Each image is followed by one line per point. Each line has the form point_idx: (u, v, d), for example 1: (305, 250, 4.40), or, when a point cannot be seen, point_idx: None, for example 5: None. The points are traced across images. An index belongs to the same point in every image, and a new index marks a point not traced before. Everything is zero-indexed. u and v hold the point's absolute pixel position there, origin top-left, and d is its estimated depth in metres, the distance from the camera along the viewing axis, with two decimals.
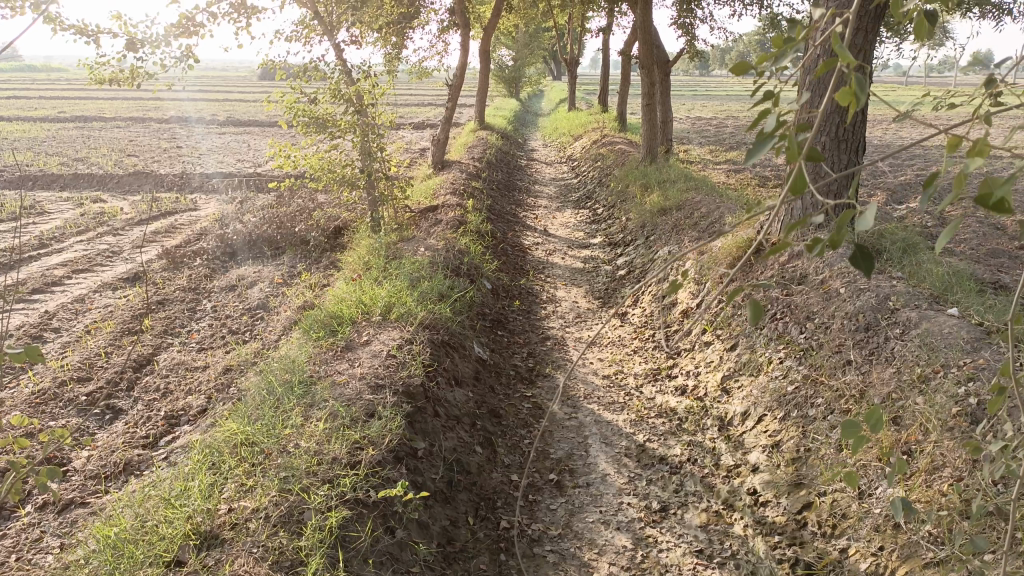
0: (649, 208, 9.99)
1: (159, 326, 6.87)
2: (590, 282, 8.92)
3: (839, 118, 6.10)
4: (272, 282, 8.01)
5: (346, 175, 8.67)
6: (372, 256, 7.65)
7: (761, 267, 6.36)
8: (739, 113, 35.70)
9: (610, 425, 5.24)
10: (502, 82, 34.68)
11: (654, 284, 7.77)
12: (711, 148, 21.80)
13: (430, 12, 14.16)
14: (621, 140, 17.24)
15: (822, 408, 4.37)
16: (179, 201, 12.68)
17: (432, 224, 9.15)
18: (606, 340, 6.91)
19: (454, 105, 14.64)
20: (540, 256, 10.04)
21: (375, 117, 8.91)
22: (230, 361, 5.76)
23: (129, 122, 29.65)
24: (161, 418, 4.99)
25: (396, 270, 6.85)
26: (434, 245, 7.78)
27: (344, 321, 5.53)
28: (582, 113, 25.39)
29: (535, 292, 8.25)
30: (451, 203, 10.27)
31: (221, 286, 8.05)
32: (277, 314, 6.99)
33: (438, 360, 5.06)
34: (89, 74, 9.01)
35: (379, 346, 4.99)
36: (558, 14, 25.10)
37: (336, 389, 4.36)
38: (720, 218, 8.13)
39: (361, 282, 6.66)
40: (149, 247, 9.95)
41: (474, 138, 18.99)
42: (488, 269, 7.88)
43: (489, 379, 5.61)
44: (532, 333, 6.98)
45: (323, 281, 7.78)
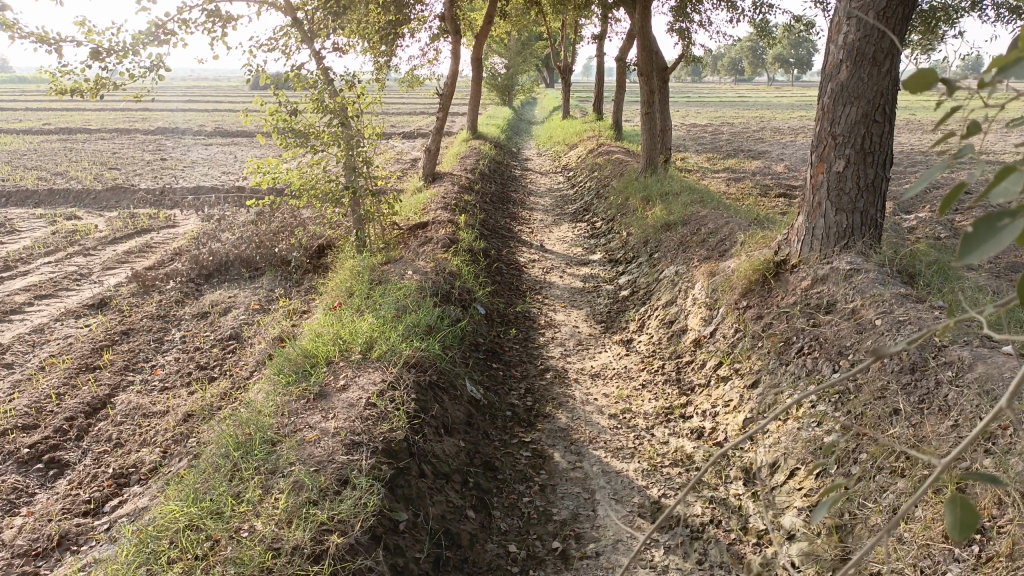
0: (651, 223, 9.45)
1: (120, 361, 6.26)
2: (591, 303, 8.36)
3: (864, 127, 5.57)
4: (249, 308, 7.42)
5: (329, 192, 8.09)
6: (357, 280, 7.08)
7: (782, 293, 5.79)
8: (735, 120, 35.28)
9: (620, 476, 4.64)
10: (494, 90, 34.18)
11: (661, 308, 7.20)
12: (709, 156, 21.32)
13: (420, 18, 13.58)
14: (619, 149, 16.73)
15: (866, 465, 3.81)
16: (157, 218, 12.08)
17: (422, 242, 8.59)
18: (611, 372, 6.32)
19: (446, 114, 14.05)
20: (537, 275, 9.50)
21: (360, 129, 8.35)
22: (192, 405, 5.15)
23: (115, 134, 28.99)
24: (108, 477, 4.39)
25: (381, 297, 6.26)
26: (423, 266, 7.20)
27: (318, 360, 4.92)
28: (577, 121, 24.91)
29: (532, 317, 7.67)
30: (442, 218, 9.70)
31: (193, 313, 7.45)
32: (251, 346, 6.38)
33: (425, 407, 4.47)
34: (52, 86, 8.40)
35: (357, 393, 4.39)
36: (550, 22, 24.63)
37: (305, 449, 3.78)
38: (731, 235, 7.57)
39: (342, 311, 6.08)
40: (120, 269, 9.33)
41: (466, 148, 18.45)
42: (481, 292, 7.32)
43: (483, 423, 5.00)
44: (530, 365, 6.39)
45: (303, 308, 7.18)
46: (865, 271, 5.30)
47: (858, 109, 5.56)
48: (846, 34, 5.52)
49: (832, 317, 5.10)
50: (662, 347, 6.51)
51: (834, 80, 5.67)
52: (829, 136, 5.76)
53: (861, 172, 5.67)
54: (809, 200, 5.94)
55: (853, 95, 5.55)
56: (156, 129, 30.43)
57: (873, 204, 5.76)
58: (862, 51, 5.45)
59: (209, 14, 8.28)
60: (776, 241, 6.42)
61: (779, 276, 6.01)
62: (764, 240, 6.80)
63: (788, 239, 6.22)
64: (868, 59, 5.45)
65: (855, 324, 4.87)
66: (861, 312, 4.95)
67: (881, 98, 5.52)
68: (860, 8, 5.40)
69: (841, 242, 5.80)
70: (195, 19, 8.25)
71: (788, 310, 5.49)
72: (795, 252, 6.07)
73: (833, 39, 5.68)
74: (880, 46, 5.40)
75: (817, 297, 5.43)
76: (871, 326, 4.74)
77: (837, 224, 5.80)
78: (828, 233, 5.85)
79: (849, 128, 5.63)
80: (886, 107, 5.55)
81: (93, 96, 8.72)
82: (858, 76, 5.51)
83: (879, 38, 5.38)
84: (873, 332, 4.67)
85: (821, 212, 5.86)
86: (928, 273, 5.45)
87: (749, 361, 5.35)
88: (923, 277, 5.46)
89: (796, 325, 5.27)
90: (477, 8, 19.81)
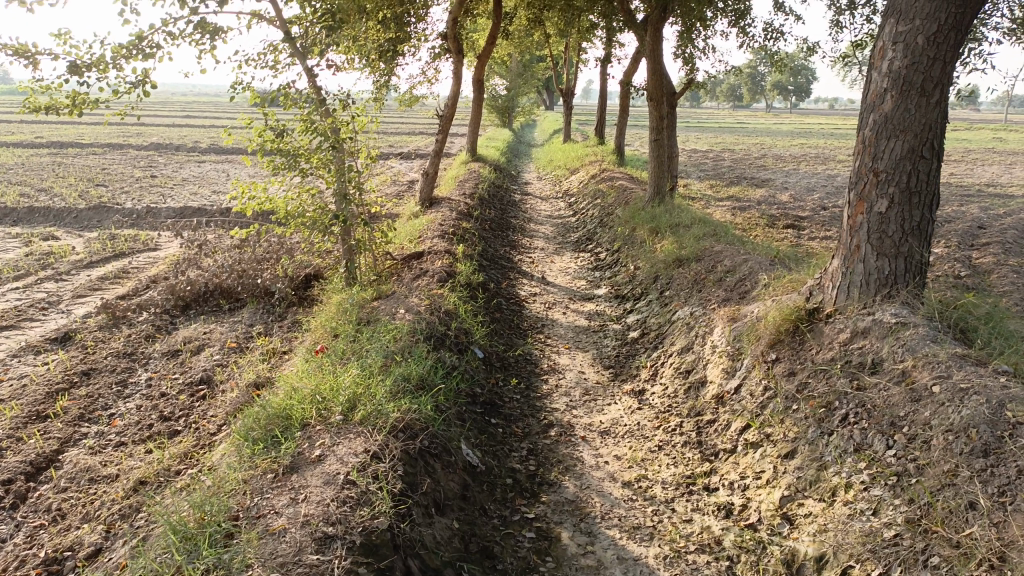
0: (661, 257, 8.88)
1: (76, 410, 5.60)
2: (597, 344, 7.74)
3: (910, 164, 5.00)
4: (225, 346, 6.79)
5: (319, 220, 7.47)
6: (344, 318, 6.45)
7: (817, 346, 5.18)
8: (735, 147, 35.08)
9: (638, 565, 4.00)
10: (494, 112, 33.88)
11: (676, 355, 6.58)
12: (711, 183, 20.85)
13: (419, 36, 13.04)
14: (623, 175, 16.22)
15: (940, 573, 3.19)
16: (138, 241, 11.46)
17: (416, 274, 7.99)
18: (623, 429, 5.68)
19: (445, 136, 13.45)
20: (539, 310, 8.91)
21: (353, 153, 7.79)
22: (146, 471, 4.50)
23: (108, 148, 28.42)
24: (38, 563, 3.73)
25: (368, 341, 5.62)
26: (415, 304, 6.57)
27: (291, 421, 4.26)
28: (578, 145, 24.47)
29: (534, 361, 7.04)
30: (438, 248, 9.09)
31: (163, 351, 6.82)
32: (222, 394, 5.74)
33: (414, 483, 3.83)
34: (23, 102, 7.80)
35: (335, 465, 3.74)
36: (553, 45, 24.30)
37: (267, 544, 3.14)
38: (751, 276, 6.98)
39: (324, 357, 5.45)
40: (90, 297, 8.69)
41: (466, 171, 17.91)
42: (480, 334, 6.69)
43: (480, 495, 4.36)
44: (532, 420, 5.74)
45: (283, 348, 6.55)
46: (914, 325, 4.70)
47: (903, 143, 4.98)
48: (892, 60, 4.97)
49: (879, 380, 4.49)
50: (678, 401, 5.88)
51: (877, 111, 5.10)
52: (871, 172, 5.18)
53: (906, 213, 5.07)
54: (847, 242, 5.36)
55: (898, 128, 4.98)
56: (149, 145, 29.93)
57: (918, 249, 5.15)
58: (909, 80, 4.90)
59: (196, 27, 7.72)
60: (808, 286, 5.82)
61: (813, 327, 5.40)
62: (792, 284, 6.20)
63: (822, 284, 5.62)
64: (916, 88, 4.89)
65: (907, 389, 4.26)
66: (913, 376, 4.34)
67: (929, 132, 4.94)
68: (908, 32, 4.84)
69: (883, 290, 5.19)
70: (180, 33, 7.70)
71: (826, 367, 4.88)
72: (830, 299, 5.46)
73: (877, 67, 5.13)
74: (929, 74, 4.84)
75: (859, 355, 4.82)
76: (928, 394, 4.13)
77: (879, 269, 5.20)
78: (868, 280, 5.24)
79: (893, 164, 5.05)
80: (935, 142, 4.97)
81: (68, 114, 8.12)
82: (904, 107, 4.94)
83: (929, 66, 4.82)
84: (932, 401, 4.06)
85: (861, 256, 5.26)
86: (984, 329, 4.85)
87: (783, 427, 4.72)
88: (977, 334, 4.86)
89: (838, 387, 4.66)
90: (479, 28, 19.39)
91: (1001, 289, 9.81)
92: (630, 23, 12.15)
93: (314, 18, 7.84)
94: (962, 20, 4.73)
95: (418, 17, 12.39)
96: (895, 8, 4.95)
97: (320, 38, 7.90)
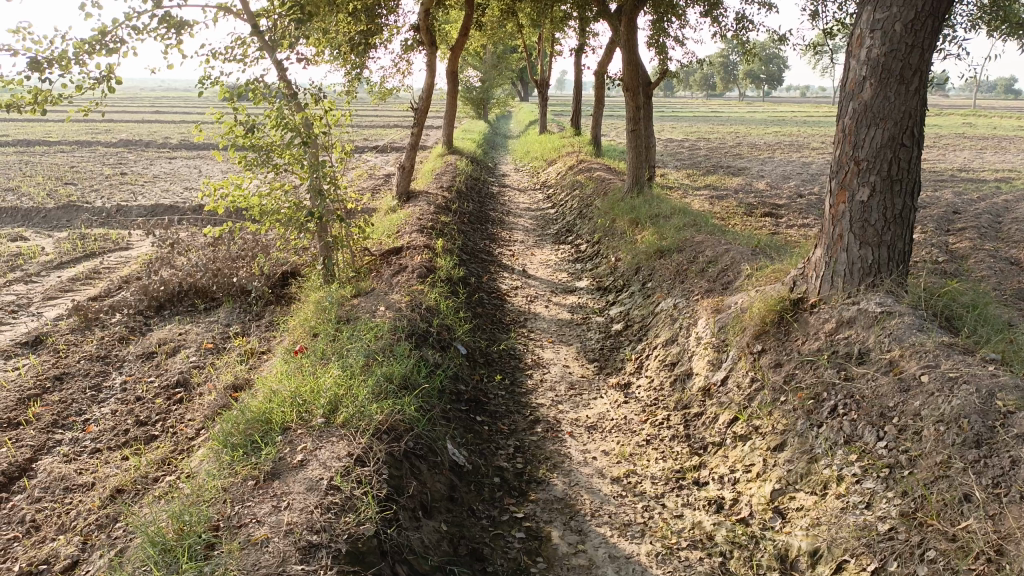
0: (642, 249, 8.83)
1: (47, 416, 5.43)
2: (580, 337, 7.67)
3: (891, 152, 4.96)
4: (201, 347, 6.63)
5: (294, 217, 7.31)
6: (323, 316, 6.33)
7: (802, 336, 5.15)
8: (711, 135, 35.18)
9: (630, 564, 3.94)
10: (469, 103, 33.68)
11: (660, 347, 6.53)
12: (688, 172, 20.86)
13: (391, 28, 12.87)
14: (600, 165, 16.16)
15: (936, 566, 3.17)
16: (109, 240, 11.21)
17: (396, 270, 7.86)
18: (610, 424, 5.62)
19: (421, 128, 13.29)
20: (521, 303, 8.83)
21: (328, 148, 7.65)
22: (123, 479, 4.36)
23: (75, 146, 27.85)
24: None
25: (349, 340, 5.50)
26: (396, 301, 6.45)
27: (272, 425, 4.13)
28: (555, 136, 24.39)
29: (517, 356, 6.96)
30: (417, 243, 8.97)
31: (138, 353, 6.65)
32: (199, 398, 5.60)
33: (400, 487, 3.73)
34: None
35: (318, 470, 3.63)
36: (528, 36, 24.16)
37: (251, 555, 3.04)
38: (734, 266, 6.94)
39: (304, 357, 5.33)
40: (61, 299, 8.46)
41: (442, 163, 17.74)
42: (462, 330, 6.60)
43: (467, 496, 4.28)
44: (518, 417, 5.66)
45: (262, 348, 6.41)
46: (900, 314, 4.67)
47: (884, 131, 4.95)
48: (870, 48, 4.92)
49: (867, 370, 4.46)
50: (665, 394, 5.83)
51: (857, 99, 5.06)
52: (852, 160, 5.14)
53: (888, 201, 5.04)
54: (829, 231, 5.32)
55: (879, 116, 4.94)
56: (118, 141, 29.38)
57: (901, 237, 5.12)
58: (888, 68, 4.85)
59: (162, 21, 7.52)
60: (790, 276, 5.78)
61: (798, 317, 5.36)
62: (775, 274, 6.17)
63: (805, 274, 5.58)
64: (896, 76, 4.84)
65: (896, 379, 4.23)
66: (901, 365, 4.31)
67: (909, 120, 4.91)
68: (886, 19, 4.79)
69: (867, 279, 5.15)
70: (146, 27, 7.50)
71: (813, 358, 4.85)
72: (813, 289, 5.43)
73: (855, 55, 5.08)
74: (908, 61, 4.80)
75: (846, 345, 4.79)
76: (916, 383, 4.11)
77: (862, 258, 5.16)
78: (852, 269, 5.21)
79: (874, 152, 5.01)
80: (915, 129, 4.94)
81: (31, 112, 7.89)
82: (884, 95, 4.90)
83: (908, 53, 4.78)
84: (921, 392, 4.03)
85: (844, 245, 5.22)
86: (968, 317, 4.84)
87: (772, 419, 4.68)
88: (962, 322, 4.85)
89: (826, 378, 4.62)
90: (453, 20, 19.22)
91: (978, 274, 9.89)
92: (604, 13, 12.07)
93: (284, 10, 7.66)
94: (939, 7, 4.70)
95: (390, 9, 12.22)
96: None
97: (290, 31, 7.72)
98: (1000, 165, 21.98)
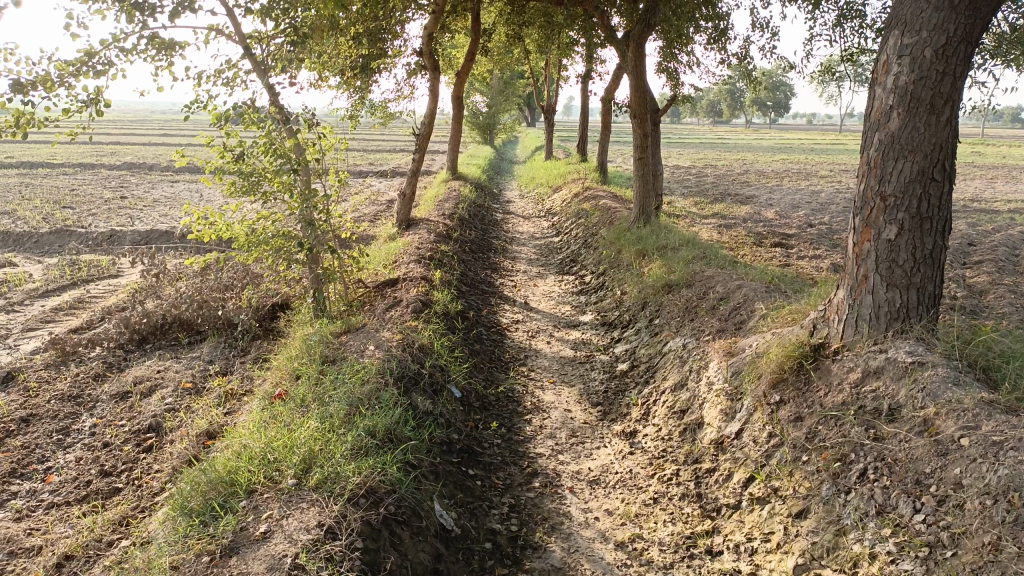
0: (649, 283, 8.43)
1: (6, 465, 5.02)
2: (583, 377, 7.25)
3: (920, 188, 4.57)
4: (179, 387, 6.23)
5: (283, 248, 6.94)
6: (308, 355, 5.92)
7: (824, 387, 4.72)
8: (718, 163, 34.88)
9: None
10: (475, 128, 33.51)
11: (668, 392, 6.10)
12: (695, 200, 20.49)
13: (394, 52, 12.59)
14: (606, 193, 15.81)
15: None
16: (99, 268, 10.85)
17: (390, 303, 7.48)
18: (613, 479, 5.19)
19: (423, 153, 12.95)
20: (521, 338, 8.41)
21: (320, 175, 7.29)
22: (74, 544, 3.94)
23: (79, 168, 27.67)
24: None
25: (333, 384, 5.09)
26: (387, 339, 6.05)
27: (237, 487, 3.72)
28: (560, 163, 24.10)
29: (516, 399, 6.53)
30: (414, 274, 8.57)
31: (112, 393, 6.25)
32: (171, 447, 5.19)
33: (377, 563, 3.30)
34: None
35: (283, 544, 3.21)
36: (534, 61, 23.96)
37: None
38: (747, 304, 6.54)
39: (283, 403, 4.92)
40: (39, 332, 8.07)
41: (446, 189, 17.44)
42: (456, 371, 6.18)
43: (455, 568, 3.84)
44: (514, 469, 5.23)
45: (243, 389, 6.01)
46: (933, 365, 4.26)
47: (913, 164, 4.55)
48: (897, 75, 4.55)
49: (900, 431, 4.02)
50: (673, 446, 5.41)
51: (883, 130, 4.67)
52: (877, 196, 4.73)
53: (917, 240, 4.63)
54: (852, 272, 4.91)
55: (907, 148, 4.55)
56: (121, 164, 29.20)
57: (931, 278, 4.71)
58: (917, 96, 4.47)
59: (151, 42, 7.22)
60: (809, 319, 5.35)
61: (818, 364, 4.94)
62: (793, 315, 5.76)
63: (826, 317, 5.15)
64: (925, 105, 4.46)
65: (932, 442, 3.81)
66: (936, 425, 3.89)
67: (940, 152, 4.52)
68: (915, 44, 4.43)
69: (895, 325, 4.73)
70: (135, 48, 7.20)
71: (837, 413, 4.42)
72: (836, 334, 5.00)
73: (881, 82, 4.71)
74: (939, 90, 4.43)
75: (873, 400, 4.37)
76: (956, 447, 3.69)
77: (889, 301, 4.74)
78: (878, 313, 4.78)
79: (902, 187, 4.60)
80: (946, 163, 4.55)
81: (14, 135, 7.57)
82: (912, 125, 4.51)
83: (938, 80, 4.41)
84: (962, 458, 3.61)
85: (869, 287, 4.80)
86: (1008, 368, 4.41)
87: (793, 481, 4.25)
88: (1001, 373, 4.43)
89: (852, 436, 4.20)
90: (458, 45, 19.03)
91: (999, 310, 9.44)
92: (610, 39, 11.76)
93: (278, 33, 7.36)
94: (972, 31, 4.34)
95: (394, 33, 11.95)
96: (899, 19, 4.55)
97: (285, 54, 7.41)
98: (1012, 196, 21.57)
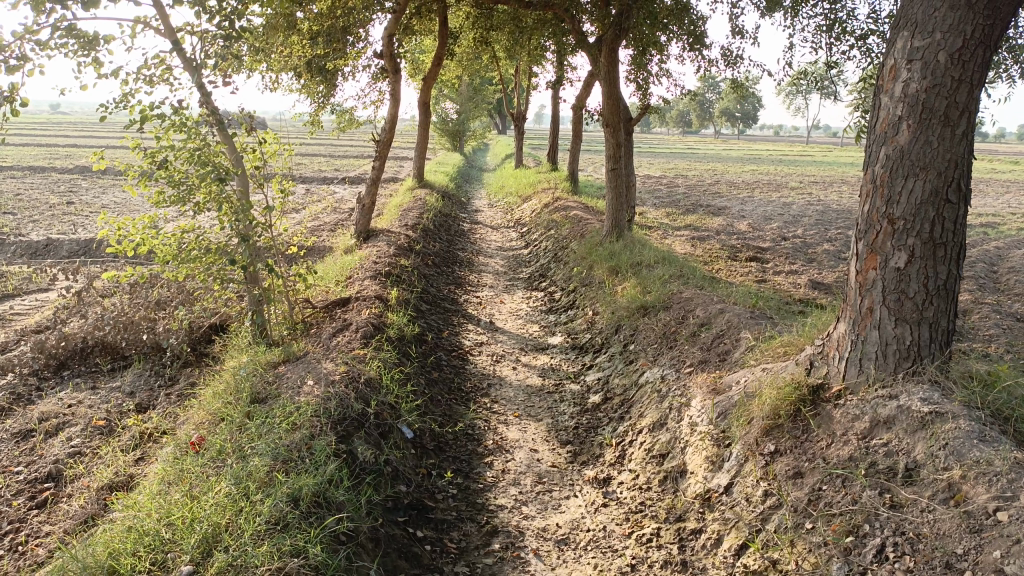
0: (623, 303, 7.80)
1: None
2: (551, 409, 6.59)
3: (934, 210, 3.94)
4: (91, 425, 5.45)
5: (218, 265, 6.18)
6: (237, 390, 5.18)
7: (827, 437, 4.10)
8: (688, 173, 34.56)
9: None
10: (444, 134, 32.81)
11: (646, 431, 5.46)
12: (668, 210, 20.00)
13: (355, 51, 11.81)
14: (577, 204, 15.21)
15: None
16: (26, 281, 9.93)
17: (337, 327, 6.75)
18: (584, 539, 4.53)
19: (383, 159, 12.18)
20: (484, 363, 7.74)
21: (261, 183, 6.55)
22: None
23: (29, 171, 26.34)
24: None
25: (259, 430, 4.37)
26: (329, 371, 5.32)
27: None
28: (531, 171, 23.52)
29: (476, 437, 5.84)
30: (368, 293, 7.85)
31: (13, 431, 5.44)
32: (67, 504, 4.41)
33: None
34: None
35: None
36: (504, 66, 23.33)
37: None
38: (731, 331, 5.93)
39: (199, 456, 4.19)
40: None
41: (411, 198, 16.70)
42: (407, 408, 5.48)
43: None
44: (470, 526, 4.55)
45: (163, 431, 5.25)
46: (954, 417, 3.65)
47: (924, 183, 3.94)
48: (907, 81, 3.95)
49: (921, 500, 3.42)
50: (653, 498, 4.77)
51: (891, 144, 4.06)
52: (884, 218, 4.10)
53: (930, 269, 4.00)
54: (855, 304, 4.28)
55: (918, 165, 3.93)
56: (74, 167, 27.89)
57: (945, 312, 4.08)
58: (929, 106, 3.87)
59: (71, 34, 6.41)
60: (805, 354, 4.72)
61: (818, 410, 4.31)
62: (785, 348, 5.15)
63: (825, 354, 4.51)
64: (939, 116, 3.86)
65: (961, 515, 3.23)
66: (964, 494, 3.31)
67: (955, 169, 3.91)
68: (927, 47, 3.84)
69: (904, 366, 4.10)
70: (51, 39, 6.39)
71: (845, 472, 3.81)
72: (837, 374, 4.37)
73: (887, 91, 4.11)
74: (954, 99, 3.83)
75: (886, 458, 3.75)
76: (992, 526, 3.10)
77: (897, 338, 4.11)
78: (885, 352, 4.15)
79: (912, 209, 3.98)
80: (961, 182, 3.94)
81: None
82: (924, 138, 3.91)
83: (954, 89, 3.81)
84: (1001, 538, 3.03)
85: (874, 321, 4.17)
86: None
87: (795, 554, 3.64)
88: None
89: (864, 502, 3.60)
90: (426, 49, 18.36)
91: (986, 332, 8.97)
92: (582, 43, 11.14)
93: (217, 28, 6.58)
94: (991, 33, 3.77)
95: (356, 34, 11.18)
96: (908, 19, 3.96)
97: (223, 52, 6.62)
98: (983, 210, 21.42)
